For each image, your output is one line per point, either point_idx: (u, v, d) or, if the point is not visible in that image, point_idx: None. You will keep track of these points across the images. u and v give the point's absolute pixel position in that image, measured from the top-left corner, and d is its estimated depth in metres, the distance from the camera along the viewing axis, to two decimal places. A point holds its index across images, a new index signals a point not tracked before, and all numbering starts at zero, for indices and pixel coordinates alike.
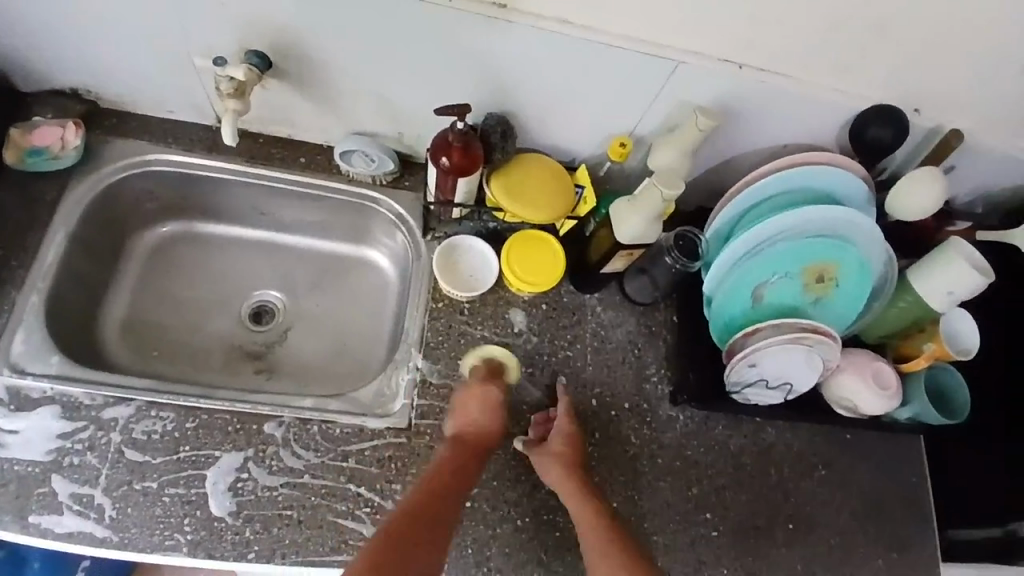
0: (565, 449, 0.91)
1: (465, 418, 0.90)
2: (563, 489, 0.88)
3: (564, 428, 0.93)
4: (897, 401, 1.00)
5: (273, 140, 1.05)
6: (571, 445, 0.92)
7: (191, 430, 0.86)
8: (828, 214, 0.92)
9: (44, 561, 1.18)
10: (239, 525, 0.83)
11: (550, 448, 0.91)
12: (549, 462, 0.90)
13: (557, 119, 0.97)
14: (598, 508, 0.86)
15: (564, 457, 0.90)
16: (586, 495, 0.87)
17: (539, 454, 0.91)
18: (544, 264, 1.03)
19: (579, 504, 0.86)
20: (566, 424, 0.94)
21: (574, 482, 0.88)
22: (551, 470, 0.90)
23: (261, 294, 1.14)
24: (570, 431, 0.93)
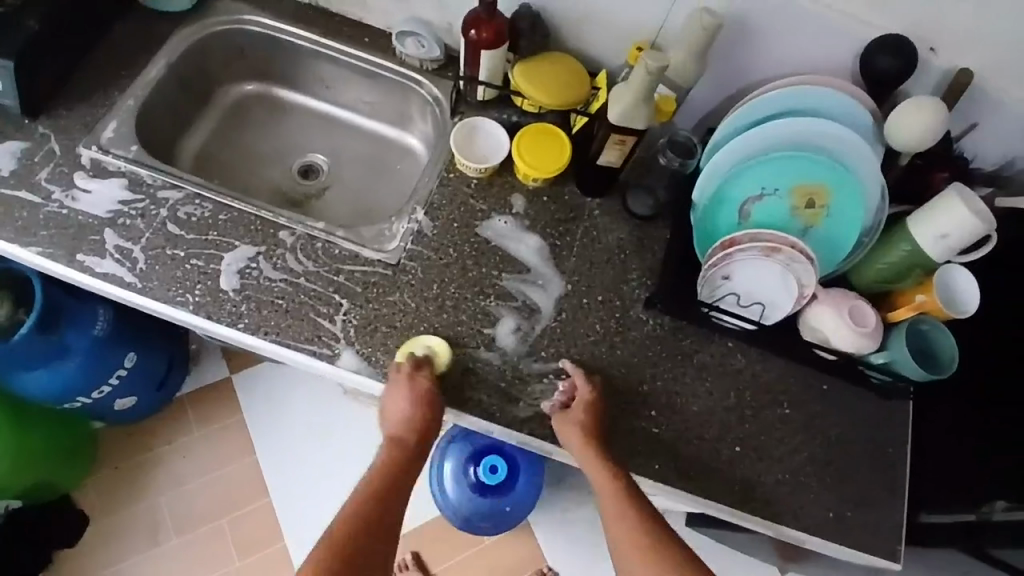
0: (405, 410, 0.93)
1: (398, 416, 0.94)
2: (582, 458, 0.94)
3: (422, 388, 0.94)
4: (874, 342, 0.99)
5: (344, 20, 1.22)
6: (421, 408, 0.94)
7: (222, 220, 1.04)
8: (822, 133, 0.94)
9: (84, 358, 1.41)
10: (238, 300, 0.99)
11: (398, 394, 0.94)
12: (568, 429, 0.95)
13: (584, 22, 1.06)
14: (617, 480, 0.91)
15: (405, 419, 0.93)
16: (404, 448, 0.93)
17: (560, 419, 0.96)
18: (550, 154, 1.10)
19: (601, 477, 0.92)
20: (425, 385, 0.95)
21: (398, 433, 0.94)
22: (571, 437, 0.95)
23: (310, 156, 1.32)
24: (432, 396, 0.95)
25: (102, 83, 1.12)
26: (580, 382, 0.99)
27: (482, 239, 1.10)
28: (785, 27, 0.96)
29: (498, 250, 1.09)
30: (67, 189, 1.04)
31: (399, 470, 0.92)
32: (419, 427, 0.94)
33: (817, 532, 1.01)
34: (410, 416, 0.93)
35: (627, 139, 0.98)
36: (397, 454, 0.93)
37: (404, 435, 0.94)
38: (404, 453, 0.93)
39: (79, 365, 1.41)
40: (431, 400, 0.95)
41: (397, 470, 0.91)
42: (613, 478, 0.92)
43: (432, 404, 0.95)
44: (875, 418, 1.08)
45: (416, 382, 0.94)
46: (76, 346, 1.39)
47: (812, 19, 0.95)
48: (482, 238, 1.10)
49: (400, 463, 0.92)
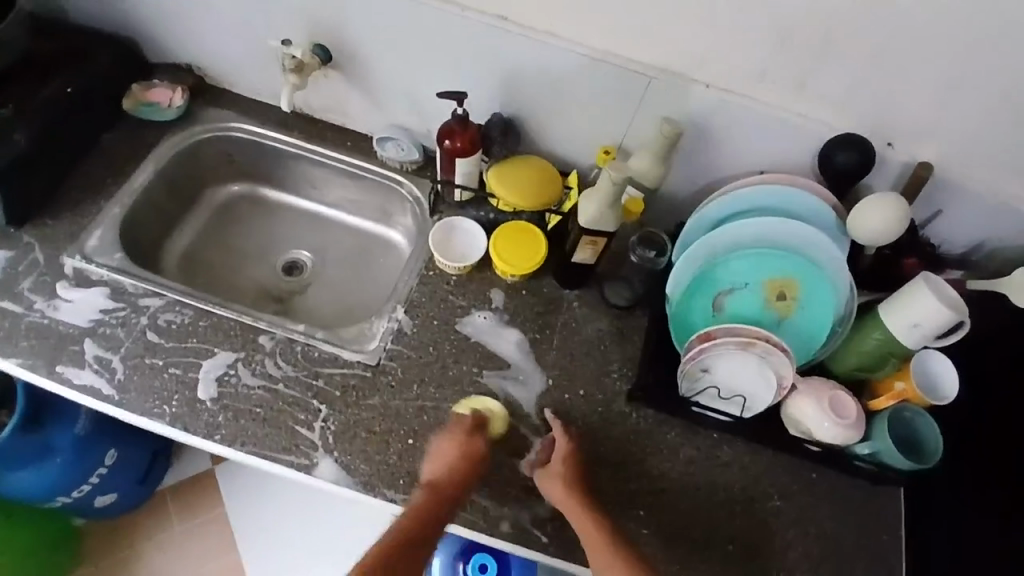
0: (451, 459, 0.94)
1: (440, 466, 0.93)
2: (567, 509, 0.92)
3: (473, 442, 0.96)
4: (858, 433, 0.98)
5: (327, 124, 1.28)
6: (464, 463, 0.93)
7: (202, 326, 1.05)
8: (784, 229, 0.97)
9: (66, 457, 1.36)
10: (216, 409, 0.98)
11: (447, 448, 0.95)
12: (551, 484, 0.94)
13: (554, 126, 1.12)
14: (601, 529, 0.90)
15: (459, 472, 0.92)
16: (444, 497, 0.90)
17: (542, 476, 0.96)
18: (526, 251, 1.13)
19: (586, 527, 0.90)
20: (479, 444, 0.96)
21: (443, 487, 0.91)
22: (555, 491, 0.94)
23: (295, 252, 1.35)
24: (482, 450, 0.96)
25: (91, 192, 1.16)
26: (558, 432, 1.00)
27: (461, 335, 1.10)
28: (742, 131, 1.01)
29: (482, 347, 1.10)
30: (49, 299, 1.05)
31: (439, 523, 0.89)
32: (464, 483, 0.92)
33: None
34: (463, 472, 0.92)
35: (598, 240, 1.02)
36: (432, 501, 0.89)
37: (440, 482, 0.91)
38: (443, 498, 0.90)
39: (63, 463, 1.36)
40: (477, 454, 0.95)
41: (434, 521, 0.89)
42: (596, 526, 0.91)
43: (478, 462, 0.95)
44: (868, 507, 1.06)
45: (470, 440, 0.96)
46: (59, 446, 1.35)
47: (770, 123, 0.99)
48: (462, 334, 1.10)
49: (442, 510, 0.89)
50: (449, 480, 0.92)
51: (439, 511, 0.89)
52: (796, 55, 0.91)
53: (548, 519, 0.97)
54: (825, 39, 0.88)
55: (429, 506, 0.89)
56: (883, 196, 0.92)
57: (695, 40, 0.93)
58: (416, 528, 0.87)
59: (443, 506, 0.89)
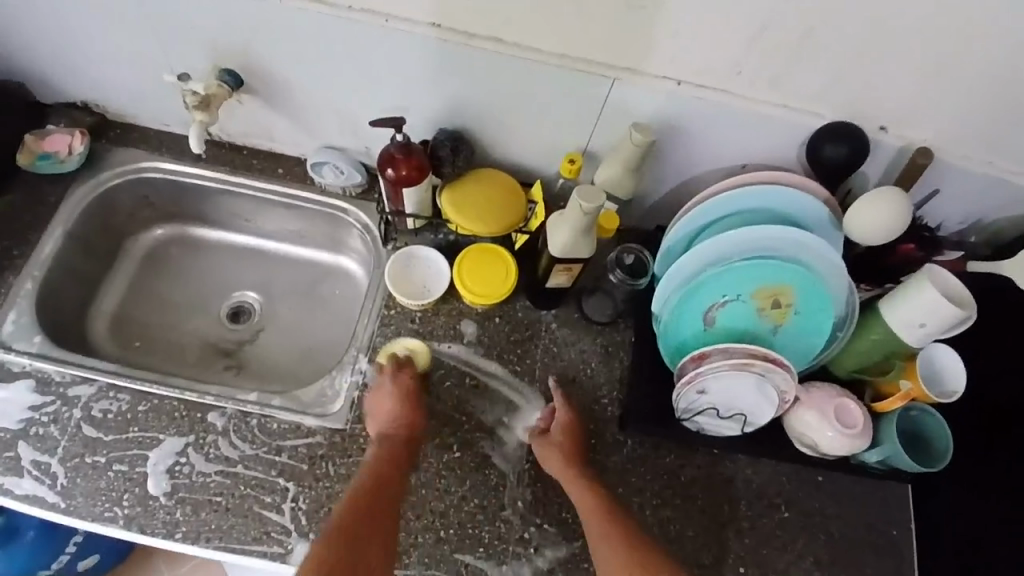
0: (392, 407, 0.94)
1: (383, 419, 0.93)
2: (564, 480, 0.91)
3: (406, 383, 0.96)
4: (865, 441, 0.92)
5: (255, 152, 1.15)
6: (406, 404, 0.94)
7: (142, 412, 0.95)
8: (775, 235, 0.88)
9: (38, 534, 1.23)
10: (171, 505, 0.89)
11: (383, 394, 0.95)
12: (549, 455, 0.93)
13: (509, 135, 1.00)
14: (599, 505, 0.87)
15: (395, 419, 0.93)
16: (396, 443, 0.90)
17: (540, 445, 0.94)
18: (494, 278, 1.03)
19: (584, 503, 0.87)
20: (411, 381, 0.97)
21: (392, 433, 0.91)
22: (551, 459, 0.93)
23: (240, 295, 1.22)
24: (414, 387, 0.97)
25: None
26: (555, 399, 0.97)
27: (435, 379, 1.00)
28: (716, 125, 0.91)
29: (479, 390, 1.01)
30: None
31: (397, 467, 0.87)
32: (411, 426, 0.93)
33: None
34: (398, 417, 0.93)
35: (573, 266, 0.93)
36: (385, 450, 0.89)
37: (393, 428, 0.92)
38: (394, 444, 0.90)
39: (35, 540, 1.22)
40: (411, 394, 0.96)
41: (397, 469, 0.87)
42: (596, 502, 0.87)
43: (415, 400, 0.95)
44: (878, 505, 1.00)
45: (398, 382, 0.96)
46: (28, 519, 1.23)
47: (745, 117, 0.89)
48: (435, 378, 1.00)
49: (399, 456, 0.89)
50: (397, 427, 0.92)
51: (394, 457, 0.88)
52: (768, 43, 0.80)
53: (550, 571, 0.91)
54: (798, 24, 0.77)
55: (381, 456, 0.88)
56: (881, 196, 0.85)
57: (652, 34, 0.82)
58: (382, 480, 0.85)
59: (393, 455, 0.88)
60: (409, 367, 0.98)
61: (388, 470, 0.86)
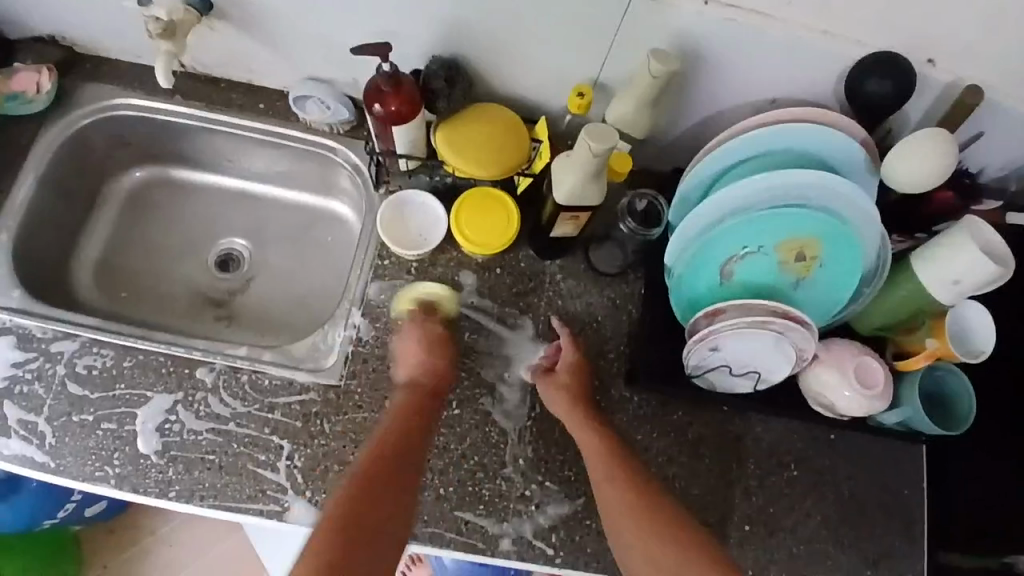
0: (421, 355, 0.90)
1: (414, 365, 0.90)
2: (569, 421, 0.88)
3: (433, 330, 0.92)
4: (885, 402, 0.87)
5: (233, 86, 1.05)
6: (434, 350, 0.91)
7: (127, 368, 0.92)
8: (806, 180, 0.79)
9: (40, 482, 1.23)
10: (163, 464, 0.87)
11: (411, 340, 0.91)
12: (555, 395, 0.89)
13: (510, 65, 0.90)
14: (604, 445, 0.84)
15: (428, 369, 0.89)
16: (425, 397, 0.87)
17: (545, 385, 0.91)
18: (495, 226, 0.96)
19: (590, 443, 0.85)
20: (439, 327, 0.93)
21: (420, 385, 0.88)
22: (556, 401, 0.90)
23: (227, 242, 1.16)
24: (442, 332, 0.93)
25: None
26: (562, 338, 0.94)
27: None
28: (744, 54, 0.81)
29: (481, 344, 0.96)
30: None
31: (422, 417, 0.85)
32: (441, 376, 0.90)
33: None
34: (433, 368, 0.90)
35: (580, 214, 0.85)
36: (413, 401, 0.86)
37: (419, 382, 0.88)
38: (423, 397, 0.87)
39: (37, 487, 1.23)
40: (438, 340, 0.92)
41: (418, 419, 0.85)
42: (601, 441, 0.85)
43: (444, 346, 0.92)
44: (891, 463, 0.97)
45: (429, 328, 0.92)
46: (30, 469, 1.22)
47: (777, 43, 0.78)
48: None
49: (423, 411, 0.86)
50: (424, 379, 0.89)
51: (421, 409, 0.86)
52: None
53: (552, 530, 0.89)
54: None
55: (409, 407, 0.86)
56: (926, 141, 0.75)
57: None
58: (405, 434, 0.83)
59: (421, 406, 0.86)
60: (437, 316, 0.94)
61: (413, 428, 0.84)
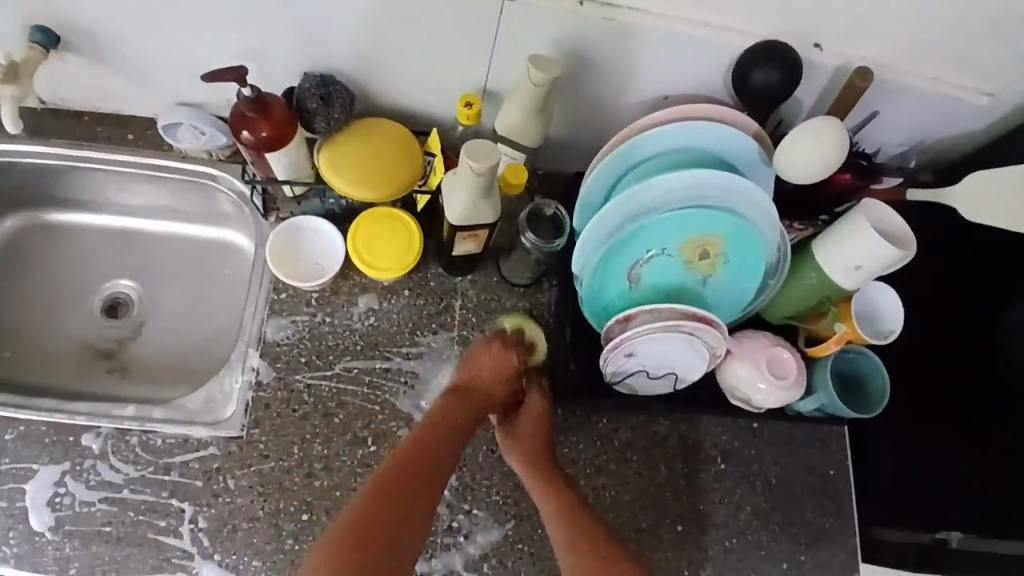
0: (490, 366, 0.86)
1: (474, 372, 0.86)
2: (529, 479, 0.81)
3: (507, 353, 0.87)
4: (801, 390, 0.87)
5: (98, 117, 0.95)
6: (502, 374, 0.86)
7: (10, 441, 0.83)
8: (702, 180, 0.77)
9: None
10: (59, 540, 0.80)
11: (481, 355, 0.87)
12: (513, 449, 0.83)
13: (393, 77, 0.84)
14: (564, 505, 0.77)
15: (500, 384, 0.86)
16: (472, 407, 0.83)
17: (505, 437, 0.85)
18: (395, 248, 0.90)
19: (547, 504, 0.78)
20: (515, 358, 0.87)
21: (472, 394, 0.84)
22: (515, 456, 0.83)
23: (113, 286, 1.06)
24: (517, 363, 0.87)
25: None
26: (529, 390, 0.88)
27: (341, 369, 0.89)
28: (630, 52, 0.77)
29: (395, 372, 0.90)
30: None
31: (462, 424, 0.81)
32: (498, 390, 0.86)
33: None
34: (496, 383, 0.85)
35: (478, 232, 0.81)
36: (456, 407, 0.82)
37: (467, 394, 0.84)
38: (470, 409, 0.83)
39: None
40: (510, 367, 0.87)
41: (460, 428, 0.81)
42: (563, 501, 0.78)
43: (511, 371, 0.87)
44: (815, 447, 0.98)
45: (508, 353, 0.87)
46: None
47: (662, 40, 0.76)
48: (341, 367, 0.89)
49: (472, 415, 0.83)
50: (480, 391, 0.85)
51: (462, 415, 0.81)
52: None
53: (483, 558, 0.86)
54: None
55: (449, 412, 0.81)
56: (818, 130, 0.73)
57: None
58: (444, 436, 0.79)
59: (465, 415, 0.82)
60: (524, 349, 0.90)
61: (455, 431, 0.80)
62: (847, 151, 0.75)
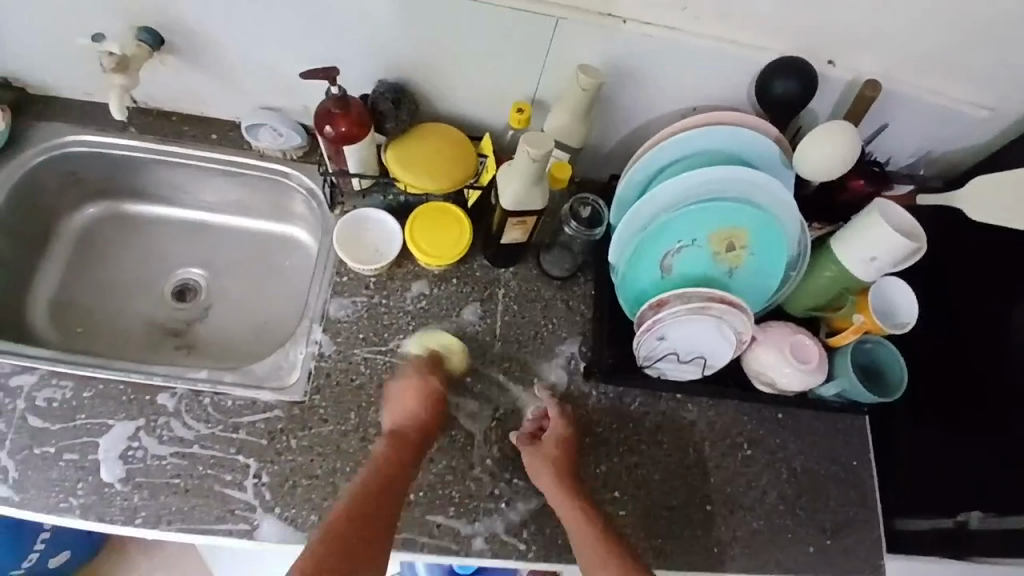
0: (410, 405, 0.89)
1: (398, 413, 0.89)
2: (552, 494, 0.86)
3: (431, 385, 0.91)
4: (822, 374, 0.94)
5: (186, 119, 1.08)
6: (427, 406, 0.89)
7: (88, 398, 0.91)
8: (727, 177, 0.87)
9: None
10: (128, 491, 0.87)
11: (405, 392, 0.91)
12: (537, 465, 0.88)
13: (454, 85, 0.96)
14: (589, 523, 0.82)
15: (416, 420, 0.88)
16: (406, 447, 0.85)
17: (530, 454, 0.89)
18: (448, 237, 1.00)
19: (573, 517, 0.83)
20: (436, 384, 0.92)
21: (402, 432, 0.87)
22: (540, 472, 0.88)
23: (183, 273, 1.16)
24: (437, 388, 0.92)
25: None
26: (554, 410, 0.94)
27: (395, 346, 0.97)
28: (665, 64, 0.89)
29: (443, 352, 0.98)
30: None
31: (403, 467, 0.83)
32: (424, 429, 0.88)
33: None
34: (418, 417, 0.88)
35: (527, 219, 0.90)
36: (393, 449, 0.85)
37: (402, 434, 0.86)
38: (406, 447, 0.85)
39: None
40: (436, 397, 0.91)
41: (398, 468, 0.83)
42: (586, 520, 0.83)
43: (439, 403, 0.91)
44: (836, 437, 1.03)
45: (425, 382, 0.91)
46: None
47: (693, 54, 0.87)
48: (395, 345, 0.98)
49: (409, 457, 0.85)
50: (409, 429, 0.87)
51: (398, 458, 0.84)
52: None
53: (523, 524, 0.91)
54: None
55: (390, 456, 0.84)
56: (830, 135, 0.84)
57: None
58: (385, 480, 0.81)
59: (402, 455, 0.84)
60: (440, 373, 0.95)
61: (389, 473, 0.82)
62: (857, 154, 0.84)
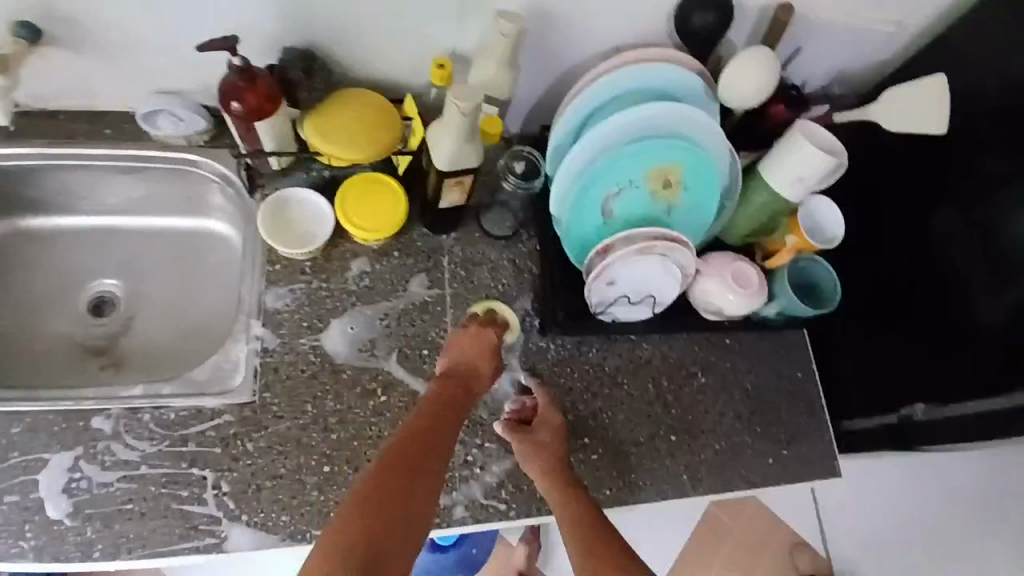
0: (466, 349, 0.87)
1: (458, 357, 0.86)
2: (547, 485, 0.85)
3: (486, 333, 0.89)
4: (763, 297, 0.98)
5: (72, 115, 0.97)
6: (480, 352, 0.87)
7: (17, 434, 0.83)
8: (656, 115, 0.87)
9: None
10: (79, 525, 0.80)
11: (464, 340, 0.88)
12: (529, 453, 0.87)
13: (368, 47, 0.90)
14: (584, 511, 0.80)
15: (473, 366, 0.85)
16: (459, 392, 0.81)
17: (522, 441, 0.89)
18: (383, 208, 0.96)
19: (566, 506, 0.81)
20: (492, 335, 0.89)
21: (452, 379, 0.83)
22: (531, 460, 0.87)
23: (96, 286, 1.06)
24: (495, 342, 0.89)
25: None
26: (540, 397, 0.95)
27: (344, 329, 0.93)
28: (584, 5, 0.86)
29: (396, 330, 0.95)
30: None
31: (457, 409, 0.79)
32: (481, 375, 0.85)
33: (767, 486, 1.02)
34: (472, 365, 0.85)
35: (463, 178, 0.87)
36: (443, 397, 0.80)
37: (455, 376, 0.83)
38: (456, 395, 0.81)
39: None
40: (493, 346, 0.88)
41: (453, 414, 0.78)
42: (580, 509, 0.81)
43: (493, 351, 0.88)
44: (782, 354, 1.09)
45: (484, 330, 0.90)
46: None
47: None
48: (343, 329, 0.93)
49: (460, 401, 0.81)
50: (461, 373, 0.84)
51: (449, 400, 0.80)
52: None
53: (501, 485, 0.92)
54: None
55: (438, 400, 0.79)
56: (750, 60, 0.85)
57: None
58: (441, 419, 0.77)
59: (455, 403, 0.80)
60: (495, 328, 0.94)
61: (442, 418, 0.77)
62: (777, 78, 0.86)
